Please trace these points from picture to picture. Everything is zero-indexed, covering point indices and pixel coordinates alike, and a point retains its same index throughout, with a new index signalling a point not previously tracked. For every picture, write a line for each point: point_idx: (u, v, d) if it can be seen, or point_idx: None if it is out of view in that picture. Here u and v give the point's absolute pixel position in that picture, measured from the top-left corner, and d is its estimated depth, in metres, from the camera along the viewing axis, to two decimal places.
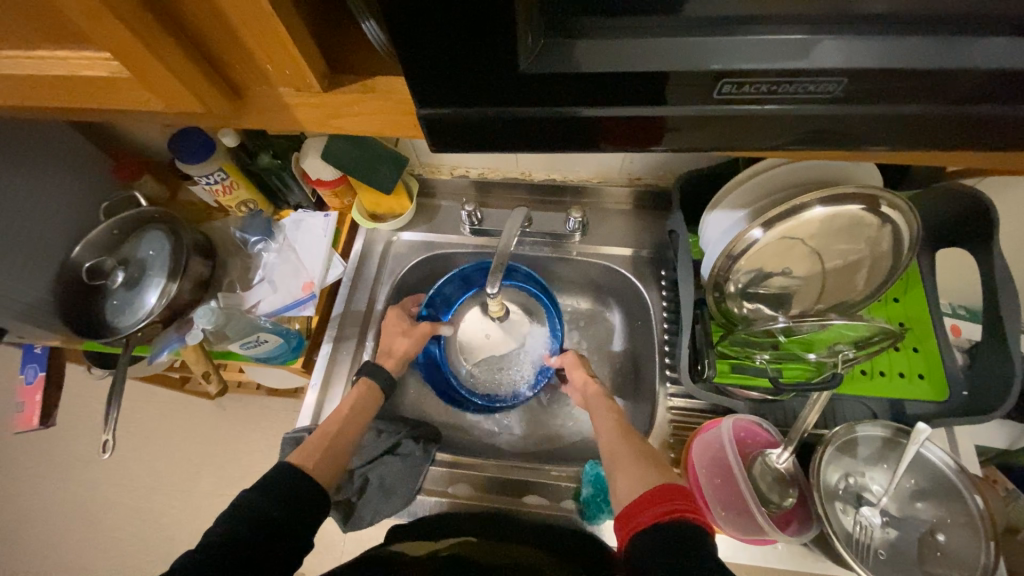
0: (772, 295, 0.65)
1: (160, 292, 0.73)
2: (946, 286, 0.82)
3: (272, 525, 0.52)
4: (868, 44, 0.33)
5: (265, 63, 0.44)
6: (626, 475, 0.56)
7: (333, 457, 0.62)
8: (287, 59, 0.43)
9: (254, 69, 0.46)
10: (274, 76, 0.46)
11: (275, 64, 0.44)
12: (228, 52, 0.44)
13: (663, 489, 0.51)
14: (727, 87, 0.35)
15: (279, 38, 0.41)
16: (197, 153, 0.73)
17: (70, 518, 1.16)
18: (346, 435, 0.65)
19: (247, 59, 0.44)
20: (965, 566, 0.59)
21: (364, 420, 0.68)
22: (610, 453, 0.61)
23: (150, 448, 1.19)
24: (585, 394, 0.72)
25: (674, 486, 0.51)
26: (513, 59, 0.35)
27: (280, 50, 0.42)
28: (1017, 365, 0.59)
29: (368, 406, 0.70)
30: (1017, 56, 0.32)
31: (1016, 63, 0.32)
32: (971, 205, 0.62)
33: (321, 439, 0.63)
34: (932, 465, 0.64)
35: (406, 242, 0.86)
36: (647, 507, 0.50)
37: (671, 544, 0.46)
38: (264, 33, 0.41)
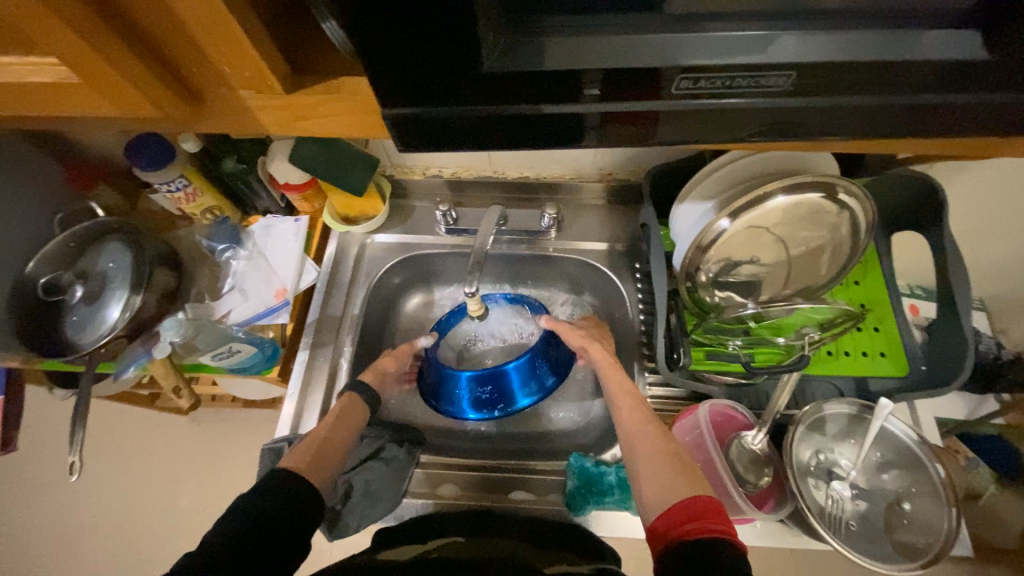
0: (741, 283, 0.67)
1: (124, 305, 0.70)
2: (903, 267, 0.87)
3: (269, 528, 0.50)
4: (823, 38, 0.34)
5: (222, 65, 0.43)
6: (643, 456, 0.56)
7: (323, 460, 0.61)
8: (247, 61, 0.42)
9: (212, 73, 0.44)
10: (234, 79, 0.45)
11: (234, 67, 0.43)
12: (184, 55, 0.42)
13: (705, 504, 0.47)
14: (685, 82, 0.37)
15: (236, 39, 0.40)
16: (159, 160, 0.70)
17: (34, 548, 1.10)
18: (337, 442, 0.64)
19: (205, 63, 0.43)
20: (930, 532, 0.62)
21: (352, 430, 0.67)
22: (625, 428, 0.61)
23: (119, 469, 1.13)
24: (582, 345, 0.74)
25: (716, 506, 0.47)
26: (479, 55, 0.35)
27: (240, 52, 0.41)
28: (968, 338, 0.62)
29: (356, 419, 0.69)
30: (959, 47, 0.34)
31: (959, 54, 0.34)
32: (921, 189, 0.66)
33: (311, 443, 0.62)
34: (897, 438, 0.67)
35: (380, 244, 0.85)
36: (676, 522, 0.47)
37: (697, 560, 0.42)
38: (221, 35, 0.40)
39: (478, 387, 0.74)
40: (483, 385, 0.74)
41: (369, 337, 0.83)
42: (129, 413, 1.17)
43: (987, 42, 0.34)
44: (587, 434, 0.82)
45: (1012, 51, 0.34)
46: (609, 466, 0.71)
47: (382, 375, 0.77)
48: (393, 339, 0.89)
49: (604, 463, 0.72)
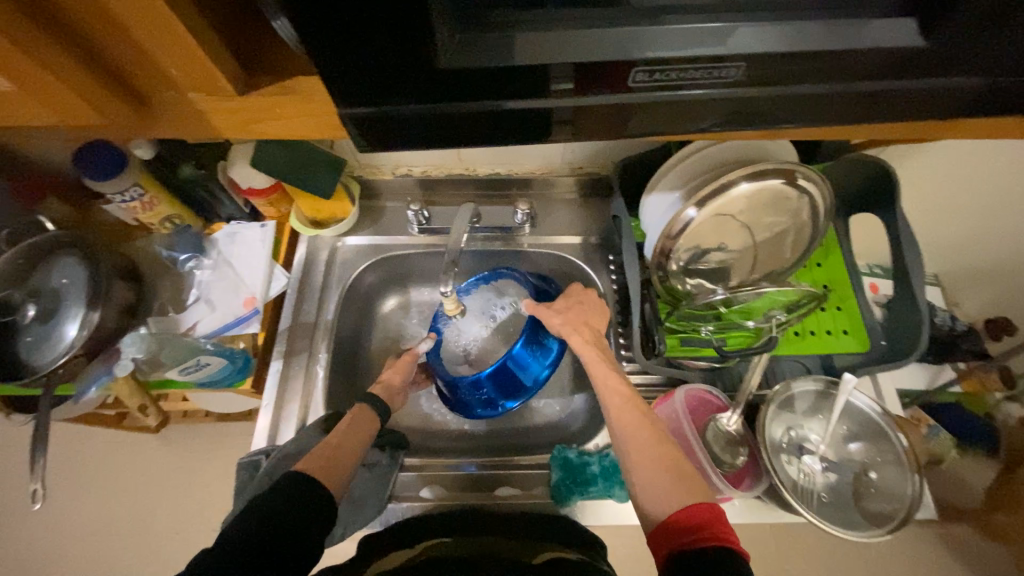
0: (710, 270, 0.69)
1: (81, 322, 0.67)
2: (862, 248, 0.91)
3: (291, 526, 0.49)
4: (775, 30, 0.35)
5: (169, 68, 0.41)
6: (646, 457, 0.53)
7: (338, 466, 0.59)
8: (194, 63, 0.41)
9: (159, 76, 0.43)
10: (182, 82, 0.43)
11: (182, 70, 0.41)
12: (127, 60, 0.41)
13: (692, 510, 0.46)
14: (641, 75, 0.37)
15: (181, 42, 0.39)
16: (110, 169, 0.67)
17: None
18: (348, 449, 0.62)
19: (149, 66, 0.41)
20: (895, 498, 0.65)
21: (365, 440, 0.65)
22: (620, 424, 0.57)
23: (83, 495, 1.07)
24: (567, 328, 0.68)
25: (703, 509, 0.46)
26: (435, 52, 0.35)
27: (186, 55, 0.40)
28: (923, 312, 0.66)
29: (367, 429, 0.66)
30: (900, 36, 0.36)
31: (903, 42, 0.36)
32: (875, 172, 0.69)
33: (326, 449, 0.60)
34: (861, 411, 0.70)
35: (352, 247, 0.84)
36: (680, 532, 0.46)
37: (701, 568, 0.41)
38: (164, 39, 0.38)
39: (478, 389, 0.74)
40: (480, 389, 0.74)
41: (344, 342, 0.81)
42: (92, 435, 1.11)
43: (924, 30, 0.35)
44: (570, 426, 0.83)
45: (948, 40, 0.35)
46: (592, 456, 0.72)
47: (387, 389, 0.75)
48: (371, 343, 0.87)
49: (587, 453, 0.73)
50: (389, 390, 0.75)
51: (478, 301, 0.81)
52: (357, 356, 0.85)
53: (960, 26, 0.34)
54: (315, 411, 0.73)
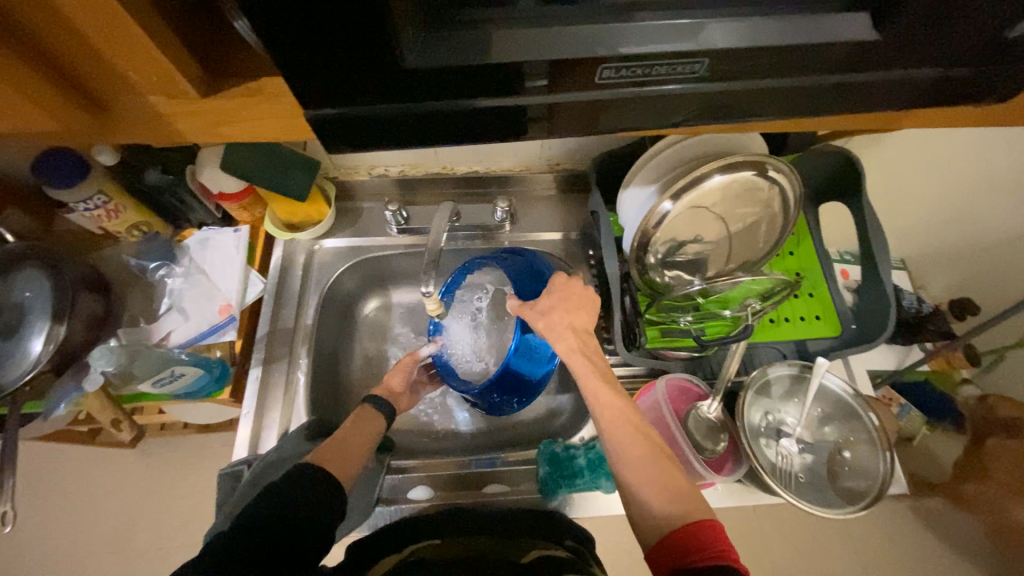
0: (687, 262, 0.71)
1: (47, 338, 0.63)
2: (831, 236, 0.94)
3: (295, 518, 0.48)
4: (740, 26, 0.36)
5: (128, 72, 0.40)
6: (643, 469, 0.52)
7: (347, 458, 0.60)
8: (154, 66, 0.39)
9: (118, 80, 0.41)
10: (142, 85, 0.42)
11: (142, 73, 0.40)
12: (84, 65, 0.39)
13: (695, 528, 0.46)
14: (607, 73, 0.38)
15: (142, 46, 0.37)
16: (72, 177, 0.64)
17: None
18: (353, 440, 0.63)
19: (107, 70, 0.40)
20: (868, 475, 0.68)
21: (371, 438, 0.66)
22: (612, 437, 0.55)
23: (55, 516, 1.03)
24: (551, 332, 0.65)
25: (705, 526, 0.46)
26: (401, 52, 0.35)
27: (147, 58, 0.39)
28: (889, 295, 0.68)
29: (373, 426, 0.68)
30: (858, 30, 0.37)
31: (861, 35, 0.36)
32: (841, 161, 0.72)
33: (334, 442, 0.61)
34: (834, 393, 0.73)
35: (330, 250, 0.83)
36: (680, 554, 0.45)
37: None
38: (120, 43, 0.37)
39: (488, 394, 0.75)
40: (492, 391, 0.75)
41: (325, 346, 0.80)
42: (64, 454, 1.07)
43: (876, 24, 0.36)
44: (556, 421, 0.83)
45: (898, 34, 0.36)
46: (579, 449, 0.72)
47: (390, 393, 0.76)
48: (353, 346, 0.87)
49: (573, 446, 0.74)
50: (392, 395, 0.76)
51: (461, 299, 0.81)
52: (339, 360, 0.84)
53: (908, 20, 0.35)
54: (298, 418, 0.72)
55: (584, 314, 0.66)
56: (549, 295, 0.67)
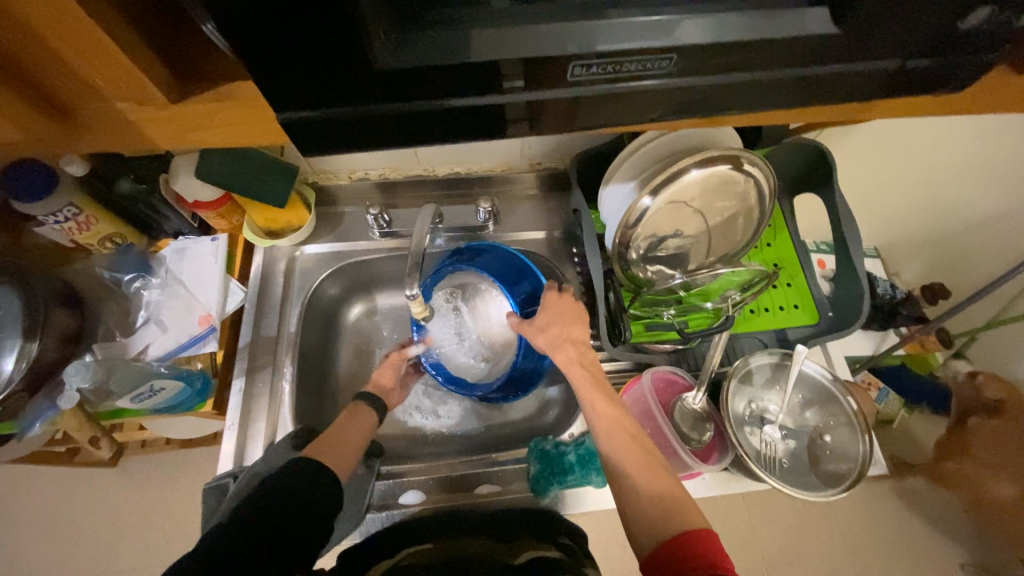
0: (669, 256, 0.72)
1: (19, 356, 0.61)
2: (807, 227, 0.97)
3: (294, 507, 0.49)
4: (711, 23, 0.37)
5: (94, 78, 0.39)
6: (639, 468, 0.54)
7: (341, 450, 0.61)
8: (120, 72, 0.38)
9: (82, 86, 0.40)
10: (108, 92, 0.41)
11: (107, 79, 0.39)
12: (46, 71, 0.38)
13: (687, 539, 0.46)
14: (578, 69, 0.38)
15: (106, 50, 0.36)
16: (40, 190, 0.61)
17: None
18: (349, 431, 0.64)
19: (72, 78, 0.39)
20: (848, 458, 0.70)
21: (366, 428, 0.67)
22: (607, 439, 0.57)
23: (33, 541, 0.99)
24: (549, 345, 0.67)
25: (696, 535, 0.46)
26: (371, 52, 0.35)
27: (111, 63, 0.38)
28: (863, 282, 0.71)
29: (368, 420, 0.68)
30: (820, 25, 0.38)
31: (823, 31, 0.38)
32: (813, 153, 0.74)
33: (328, 436, 0.62)
34: (814, 379, 0.75)
35: (311, 256, 0.81)
36: (674, 562, 0.45)
37: None
38: (84, 48, 0.36)
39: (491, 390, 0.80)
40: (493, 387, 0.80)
41: (310, 354, 0.79)
42: (41, 476, 1.03)
43: (835, 18, 0.37)
44: (545, 418, 0.84)
45: (857, 26, 0.37)
46: (569, 445, 0.73)
47: (380, 389, 0.77)
48: (339, 353, 0.86)
49: (563, 442, 0.74)
50: (383, 391, 0.77)
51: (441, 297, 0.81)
52: (325, 366, 0.83)
53: (865, 14, 0.36)
54: (284, 427, 0.71)
55: (579, 326, 0.69)
56: (544, 312, 0.70)
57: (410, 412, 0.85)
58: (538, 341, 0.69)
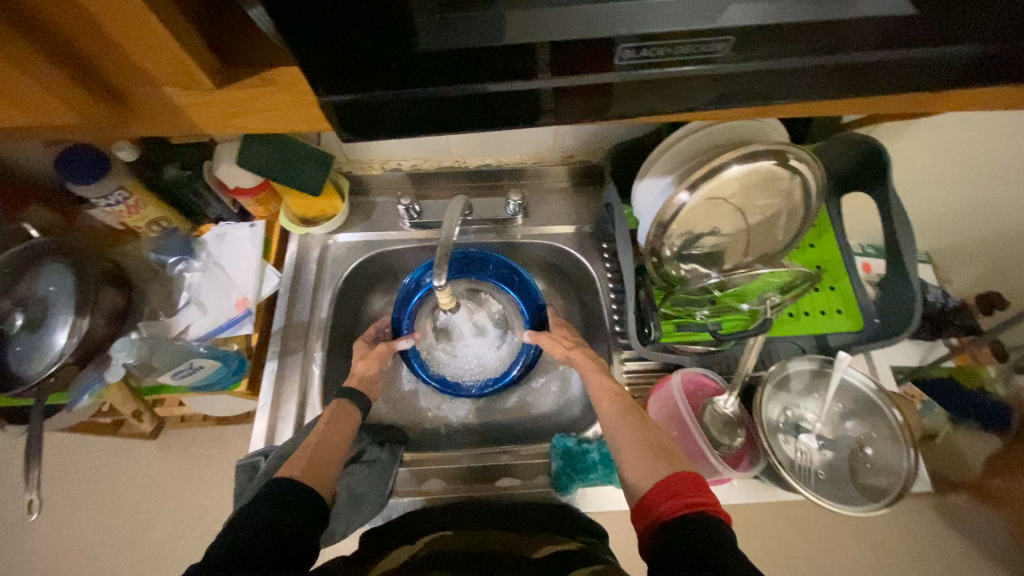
0: (704, 254, 0.69)
1: (71, 330, 0.65)
2: (853, 228, 0.92)
3: (276, 538, 0.47)
4: (762, 5, 0.35)
5: (144, 62, 0.40)
6: (632, 459, 0.55)
7: (322, 464, 0.58)
8: (169, 57, 0.40)
9: (134, 71, 0.41)
10: (157, 76, 0.42)
11: (157, 64, 0.40)
12: (100, 55, 0.40)
13: (676, 479, 0.49)
14: (627, 53, 0.36)
15: (158, 36, 0.38)
16: (92, 173, 0.65)
17: None
18: (329, 446, 0.61)
19: (124, 61, 0.40)
20: (890, 472, 0.66)
21: (344, 437, 0.64)
22: (614, 436, 0.60)
23: (81, 504, 1.06)
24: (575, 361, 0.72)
25: (692, 478, 0.49)
26: (414, 34, 0.34)
27: (163, 49, 0.39)
28: (916, 288, 0.66)
29: (346, 422, 0.66)
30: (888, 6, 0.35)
31: (891, 12, 0.35)
32: (866, 149, 0.69)
33: (304, 451, 0.59)
34: (855, 388, 0.71)
35: (343, 244, 0.83)
36: (664, 500, 0.48)
37: (690, 538, 0.44)
38: (137, 32, 0.37)
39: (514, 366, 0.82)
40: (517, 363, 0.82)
41: (339, 341, 0.81)
42: (89, 444, 1.10)
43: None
44: (568, 414, 0.83)
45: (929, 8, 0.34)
46: (592, 443, 0.72)
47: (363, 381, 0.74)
48: None
49: (586, 440, 0.73)
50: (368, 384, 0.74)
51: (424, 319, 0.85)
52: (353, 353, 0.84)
53: None
54: (314, 409, 0.73)
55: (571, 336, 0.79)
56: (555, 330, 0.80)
57: (434, 400, 0.85)
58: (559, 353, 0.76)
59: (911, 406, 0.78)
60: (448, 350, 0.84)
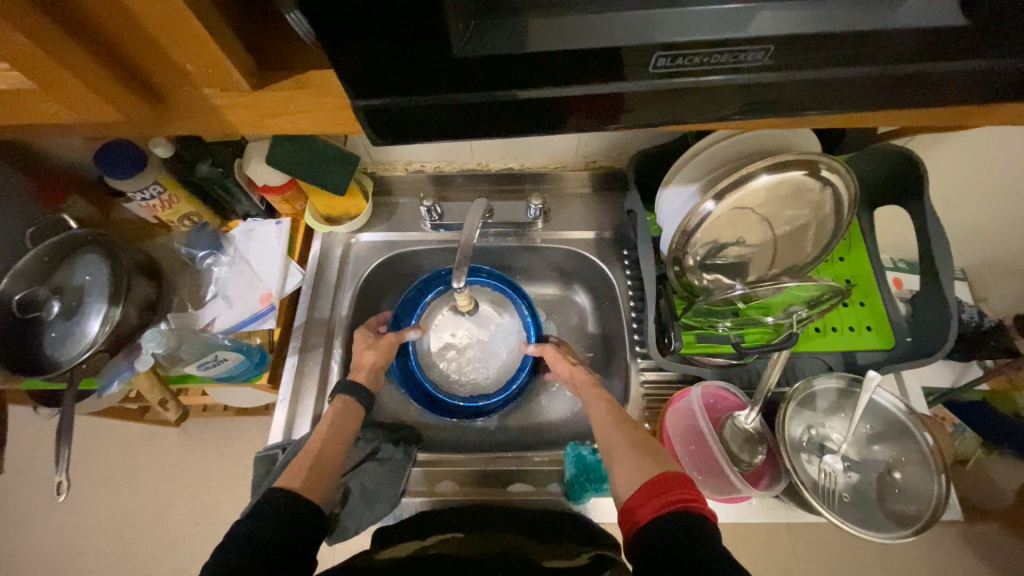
0: (728, 265, 0.68)
1: (103, 318, 0.68)
2: (885, 241, 0.89)
3: (276, 560, 0.48)
4: (795, 13, 0.34)
5: (185, 63, 0.42)
6: (622, 463, 0.57)
7: (320, 476, 0.58)
8: (209, 59, 0.41)
9: (175, 72, 0.43)
10: (197, 77, 0.43)
11: (198, 66, 0.42)
12: (144, 56, 0.41)
13: (660, 479, 0.51)
14: (663, 60, 0.36)
15: (200, 39, 0.39)
16: (129, 167, 0.68)
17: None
18: (331, 451, 0.61)
19: (166, 61, 0.42)
20: (920, 499, 0.63)
21: (347, 436, 0.64)
22: (607, 443, 0.61)
23: (108, 486, 1.09)
24: (574, 382, 0.72)
25: (673, 476, 0.51)
26: (448, 41, 0.34)
27: (204, 51, 0.40)
28: (952, 307, 0.63)
29: (351, 422, 0.66)
30: (933, 17, 0.34)
31: (936, 23, 0.34)
32: (902, 160, 0.67)
33: (304, 459, 0.59)
34: (885, 409, 0.68)
35: (365, 243, 0.84)
36: (648, 499, 0.50)
37: (672, 534, 0.46)
38: (180, 35, 0.39)
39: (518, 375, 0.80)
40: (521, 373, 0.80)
41: None
42: (115, 428, 1.14)
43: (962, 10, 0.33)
44: (583, 422, 0.82)
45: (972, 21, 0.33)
46: None
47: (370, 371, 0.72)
48: None
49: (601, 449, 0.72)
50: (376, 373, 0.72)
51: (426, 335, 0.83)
52: None
53: None
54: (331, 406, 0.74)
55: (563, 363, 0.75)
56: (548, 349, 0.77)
57: None
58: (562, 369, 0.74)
59: (943, 428, 0.75)
60: (451, 364, 0.82)
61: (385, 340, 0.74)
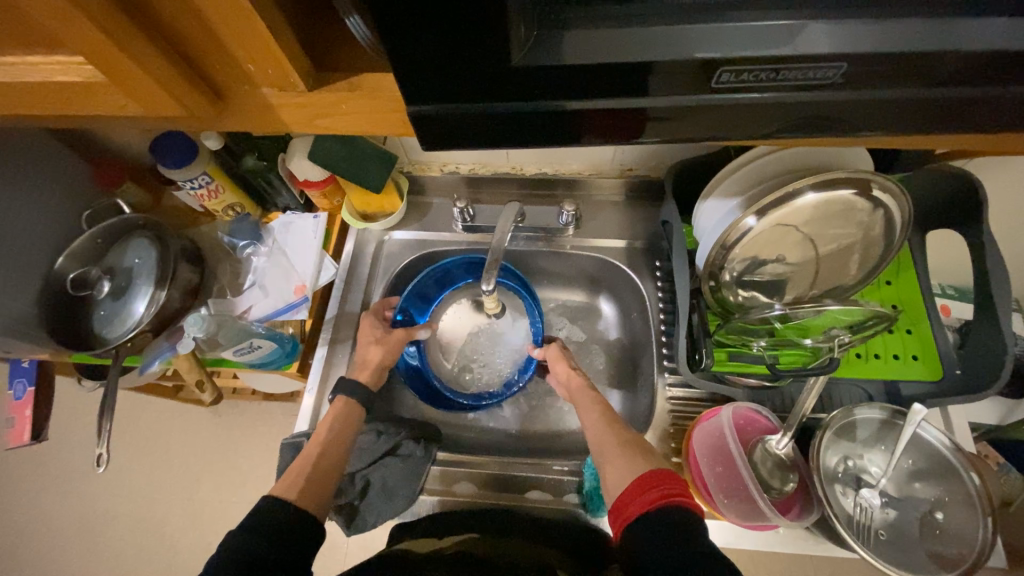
0: (767, 283, 0.65)
1: (149, 299, 0.72)
2: (936, 266, 0.84)
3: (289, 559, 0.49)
4: (852, 28, 0.32)
5: (246, 63, 0.43)
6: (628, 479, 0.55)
7: (319, 485, 0.59)
8: (270, 58, 0.42)
9: (236, 70, 0.45)
10: (257, 76, 0.45)
11: (258, 65, 0.43)
12: (206, 53, 0.43)
13: (649, 476, 0.50)
14: (726, 75, 0.35)
15: (262, 39, 0.40)
16: (182, 159, 0.71)
17: (58, 537, 1.12)
18: (332, 456, 0.62)
19: (227, 59, 0.43)
20: (964, 544, 0.59)
21: (346, 435, 0.65)
22: (596, 448, 0.59)
23: (145, 458, 1.15)
24: (569, 387, 0.70)
25: (662, 471, 0.51)
26: (507, 52, 0.34)
27: (264, 51, 0.41)
28: (1008, 342, 0.59)
29: (350, 424, 0.67)
30: (1007, 38, 0.31)
31: (1006, 45, 0.31)
32: (958, 184, 0.63)
33: (302, 466, 0.60)
34: (929, 445, 0.64)
35: (397, 241, 0.86)
36: (636, 495, 0.50)
37: (659, 535, 0.45)
38: (245, 33, 0.40)
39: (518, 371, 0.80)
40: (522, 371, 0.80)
41: None
42: (152, 403, 1.19)
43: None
44: None
45: None
46: None
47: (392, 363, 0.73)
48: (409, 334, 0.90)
49: None
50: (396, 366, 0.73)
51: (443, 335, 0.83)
52: None
53: None
54: None
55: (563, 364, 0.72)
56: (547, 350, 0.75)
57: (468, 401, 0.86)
58: (561, 368, 0.72)
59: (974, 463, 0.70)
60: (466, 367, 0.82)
61: (393, 337, 0.74)
